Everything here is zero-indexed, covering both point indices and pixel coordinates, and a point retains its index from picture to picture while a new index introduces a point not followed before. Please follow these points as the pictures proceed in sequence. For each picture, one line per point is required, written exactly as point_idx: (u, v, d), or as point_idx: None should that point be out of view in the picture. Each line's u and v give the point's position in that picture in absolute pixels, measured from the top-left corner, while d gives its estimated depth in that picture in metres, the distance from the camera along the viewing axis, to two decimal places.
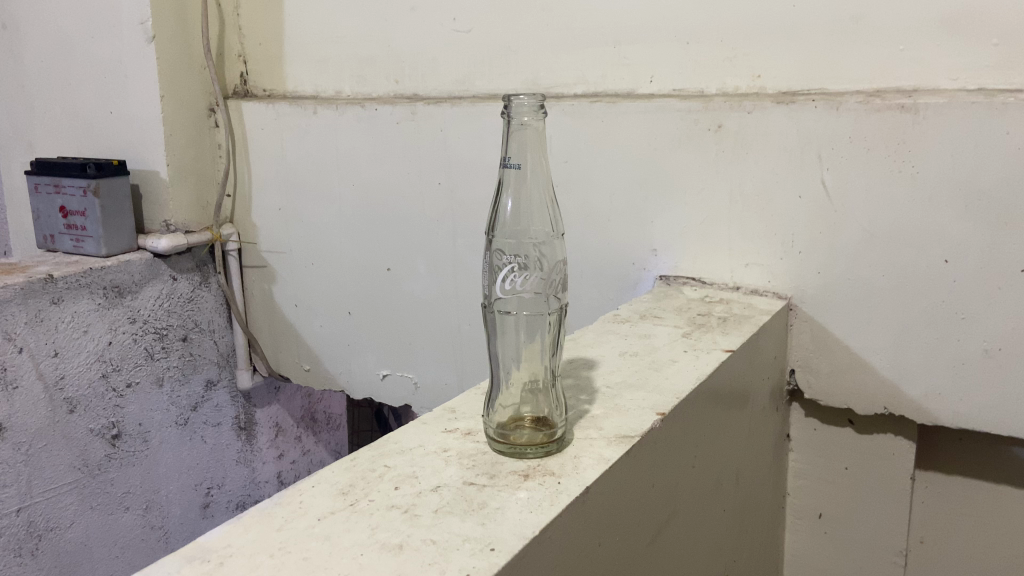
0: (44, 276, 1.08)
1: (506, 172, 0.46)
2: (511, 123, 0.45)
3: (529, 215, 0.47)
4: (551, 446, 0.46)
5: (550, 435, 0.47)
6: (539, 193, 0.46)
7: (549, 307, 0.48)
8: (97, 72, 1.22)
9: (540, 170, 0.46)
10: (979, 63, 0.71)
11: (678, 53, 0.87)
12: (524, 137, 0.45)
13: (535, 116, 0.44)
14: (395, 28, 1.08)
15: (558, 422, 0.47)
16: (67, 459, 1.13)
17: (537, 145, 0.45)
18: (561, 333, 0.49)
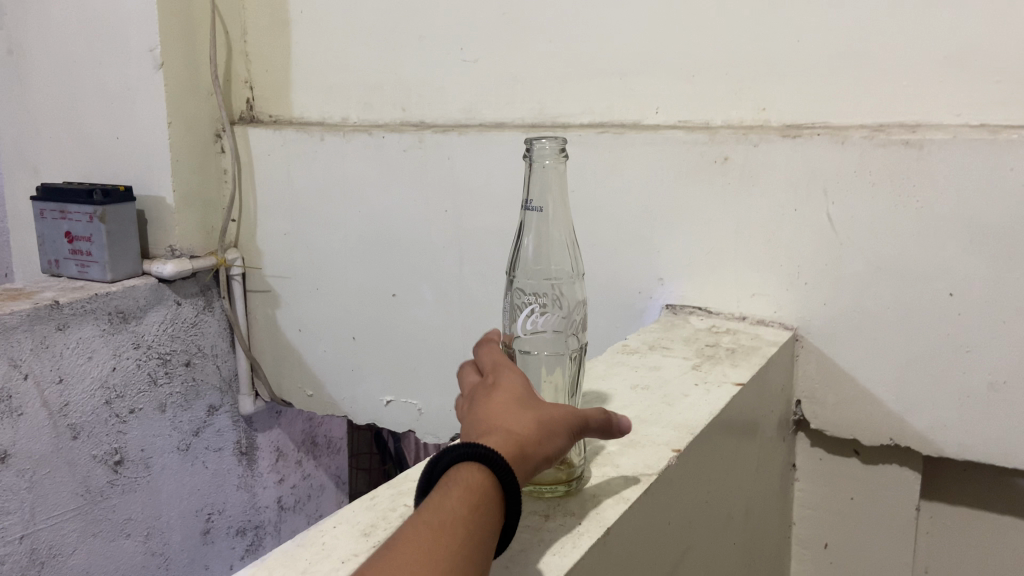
0: (50, 302, 1.08)
1: (528, 214, 0.47)
2: (532, 168, 0.46)
3: (549, 256, 0.48)
4: (571, 485, 0.48)
5: (571, 474, 0.48)
6: (560, 234, 0.47)
7: (568, 346, 0.48)
8: (104, 97, 1.23)
9: (561, 213, 0.47)
10: (982, 99, 0.72)
11: (684, 85, 0.89)
12: (545, 181, 0.46)
13: (556, 160, 0.45)
14: (402, 57, 1.09)
15: (577, 461, 0.48)
16: (70, 486, 1.13)
17: (558, 190, 0.46)
18: (582, 372, 0.49)
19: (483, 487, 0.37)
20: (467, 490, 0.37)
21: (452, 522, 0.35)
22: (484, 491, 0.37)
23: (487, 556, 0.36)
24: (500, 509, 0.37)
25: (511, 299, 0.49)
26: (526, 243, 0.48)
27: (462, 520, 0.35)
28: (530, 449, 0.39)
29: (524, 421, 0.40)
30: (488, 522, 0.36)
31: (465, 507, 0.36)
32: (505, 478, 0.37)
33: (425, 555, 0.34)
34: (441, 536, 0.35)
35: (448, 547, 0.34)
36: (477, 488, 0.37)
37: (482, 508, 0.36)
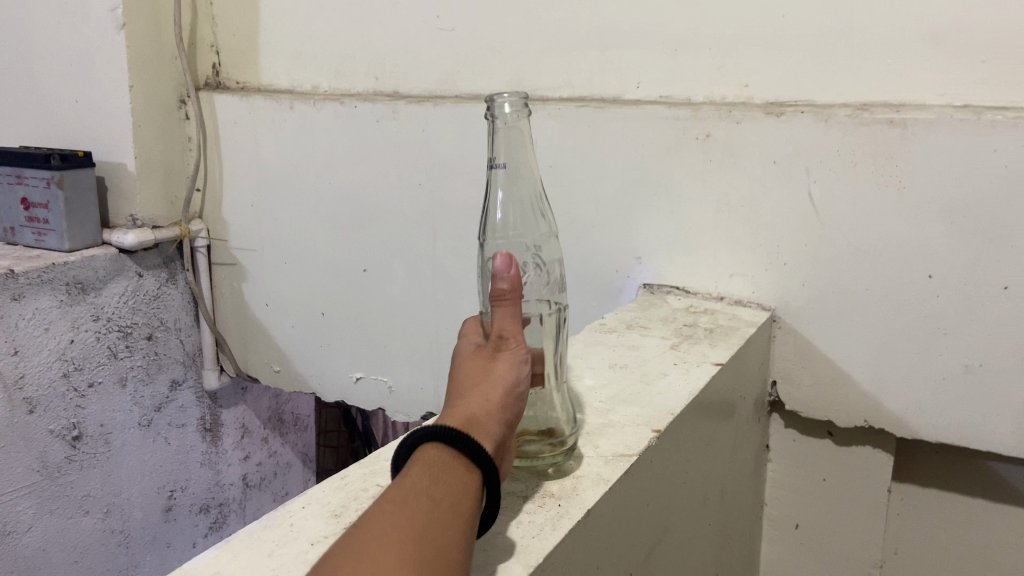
0: (5, 270, 1.03)
1: (494, 173, 0.46)
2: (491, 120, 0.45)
3: (522, 217, 0.46)
4: (560, 457, 0.46)
5: (561, 447, 0.46)
6: (529, 193, 0.46)
7: (552, 309, 0.48)
8: (62, 59, 1.18)
9: (525, 169, 0.46)
10: (967, 79, 0.71)
11: (665, 59, 0.87)
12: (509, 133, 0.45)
13: (519, 114, 0.44)
14: (376, 23, 1.06)
15: (566, 433, 0.47)
16: (26, 461, 1.09)
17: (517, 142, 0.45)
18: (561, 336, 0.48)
19: (440, 460, 0.36)
20: (423, 467, 0.36)
21: (416, 494, 0.34)
22: (444, 461, 0.36)
23: (466, 518, 0.35)
24: (469, 471, 0.36)
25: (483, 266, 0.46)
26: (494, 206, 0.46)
27: (428, 492, 0.35)
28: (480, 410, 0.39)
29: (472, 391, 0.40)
30: (455, 487, 0.35)
31: (427, 479, 0.35)
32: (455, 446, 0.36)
33: (395, 525, 0.33)
34: (409, 510, 0.34)
35: (416, 516, 0.33)
36: (434, 462, 0.36)
37: (445, 477, 0.35)
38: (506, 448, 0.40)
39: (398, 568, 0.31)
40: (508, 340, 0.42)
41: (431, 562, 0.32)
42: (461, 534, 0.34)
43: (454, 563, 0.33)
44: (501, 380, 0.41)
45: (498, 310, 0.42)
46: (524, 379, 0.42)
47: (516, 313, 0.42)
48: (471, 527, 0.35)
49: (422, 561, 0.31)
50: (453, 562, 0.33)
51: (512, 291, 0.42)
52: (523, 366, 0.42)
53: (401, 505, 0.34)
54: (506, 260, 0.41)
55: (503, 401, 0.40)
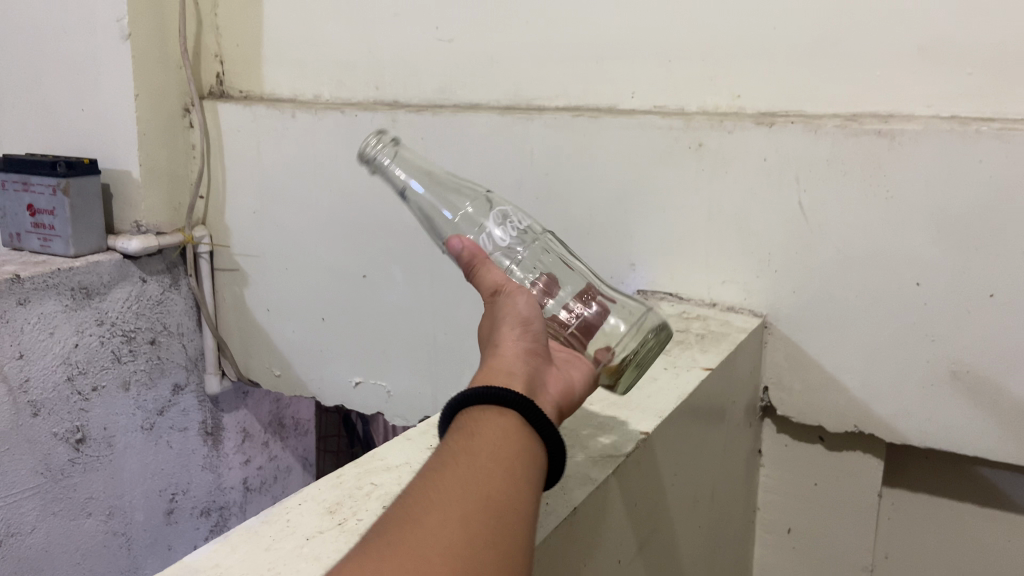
0: (11, 275, 1.05)
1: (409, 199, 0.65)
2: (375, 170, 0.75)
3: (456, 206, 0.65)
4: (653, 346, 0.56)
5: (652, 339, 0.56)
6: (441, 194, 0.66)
7: (535, 233, 0.63)
8: (70, 68, 1.20)
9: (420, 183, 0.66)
10: (953, 91, 0.73)
11: (659, 70, 0.88)
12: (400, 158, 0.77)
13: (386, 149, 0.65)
14: (377, 34, 1.08)
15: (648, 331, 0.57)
16: (30, 463, 1.10)
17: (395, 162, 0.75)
18: (563, 249, 0.64)
19: (469, 416, 0.38)
20: (458, 431, 0.37)
21: (455, 456, 0.35)
22: (476, 416, 0.38)
23: (515, 464, 0.35)
24: (505, 415, 0.38)
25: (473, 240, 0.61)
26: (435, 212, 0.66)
27: (468, 451, 0.36)
28: (496, 361, 0.41)
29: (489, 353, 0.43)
30: (496, 440, 0.36)
31: (465, 439, 0.36)
32: (471, 396, 0.38)
33: (440, 488, 0.34)
34: (451, 472, 0.34)
35: (459, 476, 0.34)
36: (467, 423, 0.38)
37: (482, 429, 0.37)
38: (542, 375, 0.43)
39: (446, 525, 0.32)
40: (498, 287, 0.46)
41: (479, 517, 0.33)
42: (510, 482, 0.35)
43: (505, 513, 0.33)
44: (506, 324, 0.44)
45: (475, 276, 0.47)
46: (527, 310, 0.45)
47: (490, 268, 0.48)
48: (520, 471, 0.35)
49: (468, 517, 0.32)
50: (503, 513, 0.33)
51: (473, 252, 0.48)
52: (523, 300, 0.45)
53: (443, 468, 0.35)
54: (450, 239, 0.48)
55: (515, 339, 0.43)
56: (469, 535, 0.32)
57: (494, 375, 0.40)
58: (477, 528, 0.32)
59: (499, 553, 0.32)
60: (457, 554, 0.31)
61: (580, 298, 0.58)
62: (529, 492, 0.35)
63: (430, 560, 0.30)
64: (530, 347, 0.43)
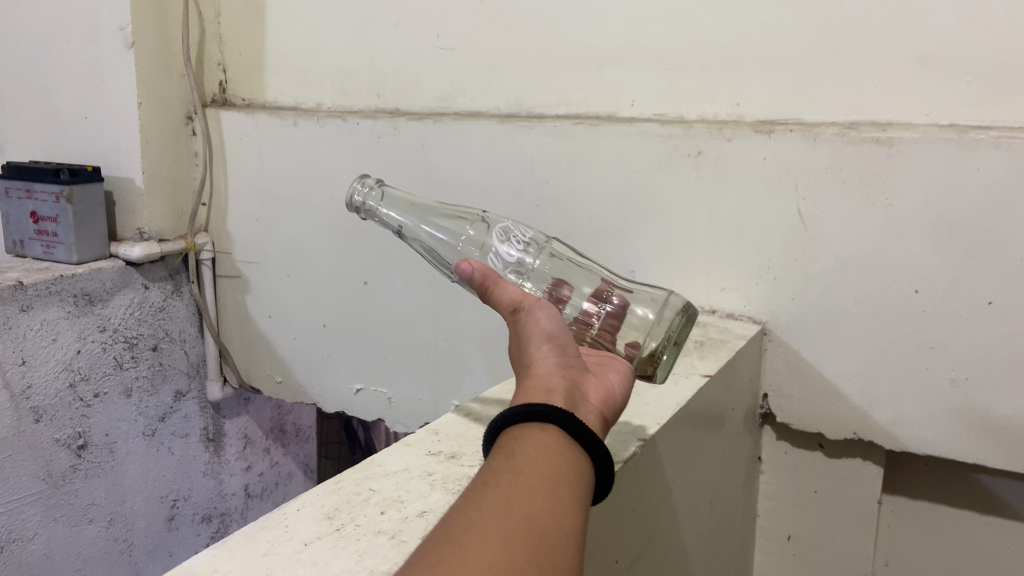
0: (14, 282, 1.05)
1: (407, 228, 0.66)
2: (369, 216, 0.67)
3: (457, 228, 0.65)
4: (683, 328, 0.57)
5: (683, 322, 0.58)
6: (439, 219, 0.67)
7: (542, 241, 0.64)
8: (74, 75, 1.21)
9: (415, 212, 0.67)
10: (951, 100, 0.73)
11: (659, 78, 0.89)
12: (390, 199, 0.68)
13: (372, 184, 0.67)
14: (379, 42, 1.08)
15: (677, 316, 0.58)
16: (32, 469, 1.11)
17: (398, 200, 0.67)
18: (573, 252, 0.65)
19: (509, 437, 0.39)
20: (500, 451, 0.38)
21: (498, 475, 0.36)
22: (518, 436, 0.39)
23: (557, 483, 0.36)
24: (544, 432, 0.38)
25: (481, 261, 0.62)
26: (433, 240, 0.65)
27: (511, 472, 0.36)
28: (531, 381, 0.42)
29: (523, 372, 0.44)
30: (537, 459, 0.37)
31: (507, 459, 0.37)
32: (510, 420, 0.40)
33: (483, 508, 0.34)
34: (494, 492, 0.35)
35: (502, 496, 0.35)
36: (508, 442, 0.39)
37: (524, 448, 0.38)
38: (580, 387, 0.43)
39: (487, 540, 0.33)
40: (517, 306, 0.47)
41: (522, 537, 0.33)
42: (553, 501, 0.35)
43: (547, 532, 0.34)
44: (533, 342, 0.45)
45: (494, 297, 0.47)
46: (551, 325, 0.45)
47: (504, 285, 0.48)
48: (565, 488, 0.36)
49: (511, 537, 0.33)
50: (546, 532, 0.34)
51: (487, 277, 0.48)
52: (545, 315, 0.46)
53: (486, 488, 0.36)
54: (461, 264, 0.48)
55: (547, 357, 0.44)
56: (511, 556, 0.32)
57: (530, 394, 0.41)
58: (519, 549, 0.33)
59: (540, 574, 0.32)
60: (498, 573, 0.31)
61: (596, 296, 0.59)
62: (574, 507, 0.36)
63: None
64: (562, 362, 0.44)
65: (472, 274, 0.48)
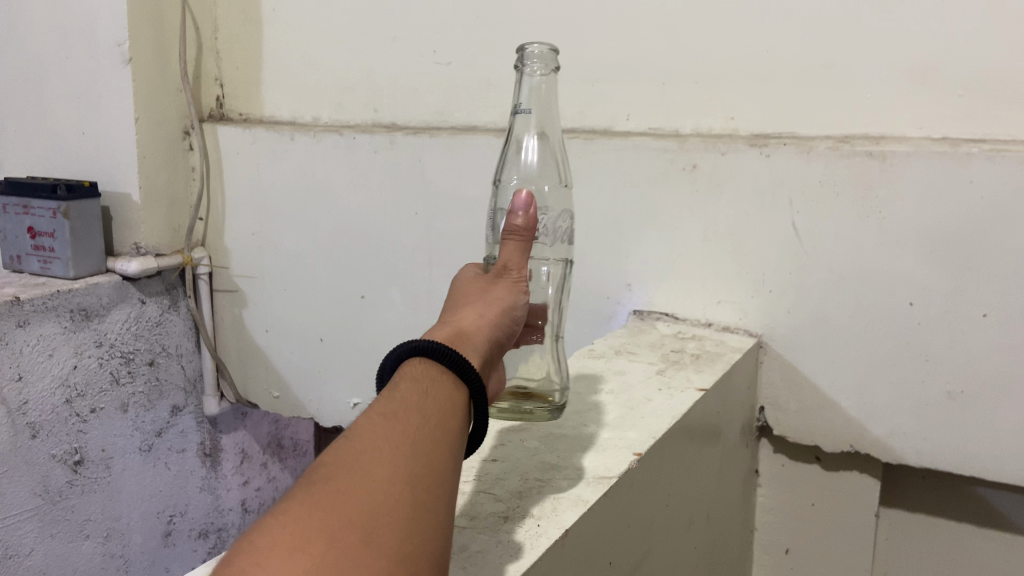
0: (10, 297, 1.05)
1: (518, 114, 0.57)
2: (520, 66, 0.55)
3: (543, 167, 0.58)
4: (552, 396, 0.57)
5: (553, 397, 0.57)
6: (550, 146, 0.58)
7: (563, 258, 0.58)
8: (71, 91, 1.21)
9: (548, 116, 0.57)
10: (944, 113, 0.74)
11: (655, 93, 0.89)
12: (545, 83, 0.56)
13: (543, 61, 0.55)
14: (375, 58, 1.09)
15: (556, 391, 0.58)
16: (28, 486, 1.10)
17: (550, 96, 0.56)
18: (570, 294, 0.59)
19: (426, 370, 0.39)
20: (412, 381, 0.39)
21: (406, 411, 0.37)
22: (433, 377, 0.39)
23: (454, 437, 0.37)
24: (457, 391, 0.39)
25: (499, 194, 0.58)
26: (522, 143, 0.57)
27: (418, 411, 0.37)
28: (471, 334, 0.43)
29: (468, 319, 0.44)
30: (444, 409, 0.38)
31: (417, 396, 0.38)
32: (438, 353, 0.40)
33: (388, 444, 0.35)
34: (399, 430, 0.36)
35: (407, 436, 0.35)
36: (423, 378, 0.39)
37: (434, 394, 0.38)
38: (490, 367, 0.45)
39: (393, 485, 0.33)
40: (512, 269, 0.49)
41: (423, 483, 0.34)
42: (449, 456, 0.36)
43: (444, 481, 0.35)
44: (495, 304, 0.46)
45: (509, 244, 0.49)
46: (517, 305, 0.47)
47: (520, 245, 0.49)
48: (457, 448, 0.37)
49: (413, 480, 0.34)
50: (443, 482, 0.35)
51: (525, 227, 0.49)
52: (519, 295, 0.48)
53: (393, 421, 0.36)
54: (527, 199, 0.49)
55: (491, 320, 0.45)
56: (413, 497, 0.33)
57: (463, 344, 0.42)
58: (420, 492, 0.33)
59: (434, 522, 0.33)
60: (399, 513, 0.32)
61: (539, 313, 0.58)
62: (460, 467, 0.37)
63: (375, 518, 0.31)
64: (500, 337, 0.45)
65: (521, 215, 0.49)
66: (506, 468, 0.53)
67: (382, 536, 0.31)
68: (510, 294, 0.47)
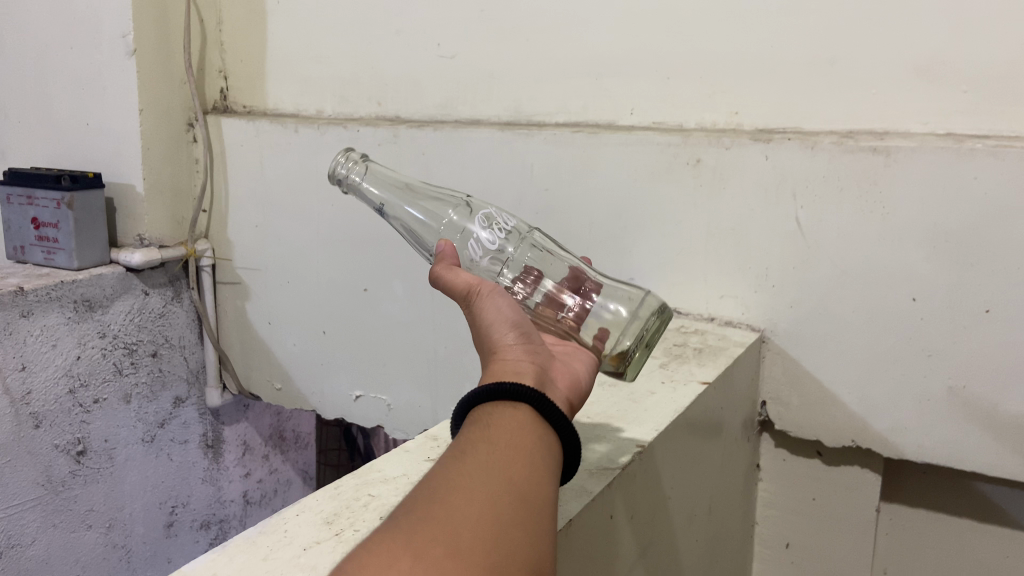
0: (15, 288, 1.06)
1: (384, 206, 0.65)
2: (350, 189, 0.66)
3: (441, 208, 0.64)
4: (643, 318, 0.56)
5: (644, 316, 0.56)
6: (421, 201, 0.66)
7: (526, 234, 0.63)
8: (75, 83, 1.21)
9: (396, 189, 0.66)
10: (950, 108, 0.74)
11: (658, 87, 0.89)
12: (374, 174, 0.66)
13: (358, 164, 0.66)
14: (380, 51, 1.09)
15: (640, 312, 0.56)
16: (31, 475, 1.11)
17: (381, 177, 0.66)
18: (553, 245, 0.63)
19: (484, 413, 0.39)
20: (475, 424, 0.39)
21: (478, 440, 0.37)
22: (489, 413, 0.39)
23: (536, 454, 0.37)
24: (519, 407, 0.39)
25: (459, 246, 0.60)
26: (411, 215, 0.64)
27: (491, 438, 0.37)
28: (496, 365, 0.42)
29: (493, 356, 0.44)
30: (515, 430, 0.38)
31: (484, 428, 0.38)
32: (484, 391, 0.40)
33: (466, 471, 0.35)
34: (474, 457, 0.36)
35: (481, 460, 0.36)
36: (483, 416, 0.39)
37: (495, 422, 0.38)
38: (548, 369, 0.44)
39: (475, 505, 0.33)
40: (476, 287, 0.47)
41: (505, 500, 0.34)
42: (531, 472, 0.36)
43: (529, 496, 0.35)
44: (493, 326, 0.45)
45: (451, 280, 0.48)
46: (507, 309, 0.45)
47: (456, 273, 0.48)
48: (540, 460, 0.37)
49: (494, 500, 0.34)
50: (527, 498, 0.35)
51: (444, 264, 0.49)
52: (499, 300, 0.46)
53: (468, 450, 0.36)
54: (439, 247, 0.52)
55: (507, 340, 0.44)
56: (498, 514, 0.33)
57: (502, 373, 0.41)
58: (505, 509, 0.34)
59: (523, 535, 0.33)
60: (485, 531, 0.33)
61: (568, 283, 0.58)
62: (548, 479, 0.37)
63: (460, 534, 0.32)
64: (532, 347, 0.44)
65: (435, 269, 0.50)
66: None
67: (469, 552, 0.31)
68: (494, 300, 0.46)
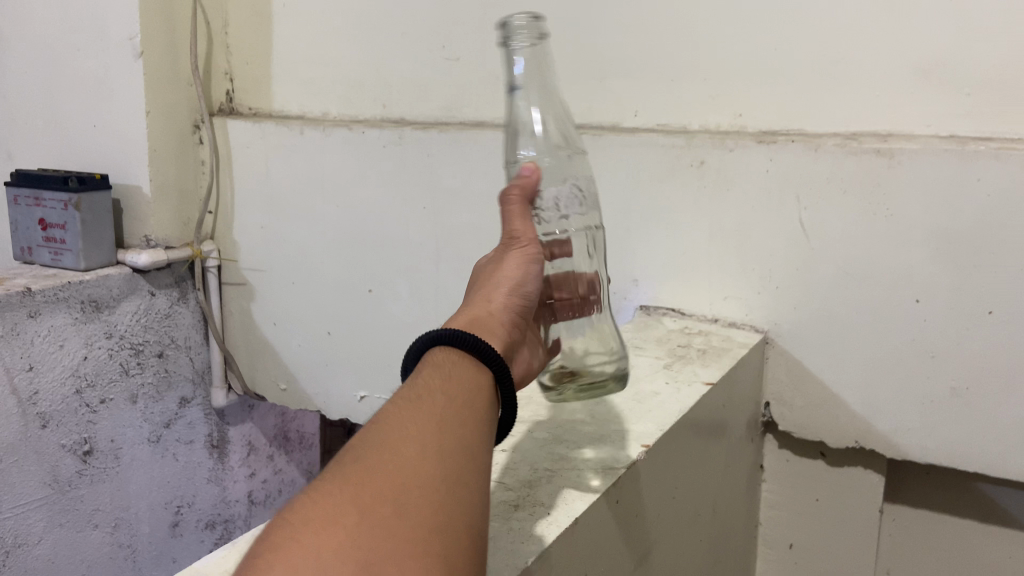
0: (22, 289, 1.06)
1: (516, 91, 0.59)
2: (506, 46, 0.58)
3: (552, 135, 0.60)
4: (611, 374, 0.59)
5: (613, 373, 0.59)
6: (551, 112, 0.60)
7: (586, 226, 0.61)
8: (82, 84, 1.22)
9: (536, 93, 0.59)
10: (952, 111, 0.74)
11: (663, 89, 0.90)
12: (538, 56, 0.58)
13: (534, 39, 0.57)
14: (385, 53, 1.10)
15: (611, 366, 0.59)
16: (38, 475, 1.11)
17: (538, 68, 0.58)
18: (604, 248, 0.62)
19: (449, 355, 0.44)
20: (436, 367, 0.44)
21: (431, 394, 0.41)
22: (455, 360, 0.44)
23: (482, 418, 0.42)
24: (481, 372, 0.44)
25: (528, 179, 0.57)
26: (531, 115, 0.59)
27: (445, 395, 0.41)
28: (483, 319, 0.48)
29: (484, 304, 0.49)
30: (469, 389, 0.43)
31: (442, 380, 0.42)
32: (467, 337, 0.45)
33: (415, 427, 0.39)
34: (425, 413, 0.40)
35: (431, 418, 0.40)
36: (445, 362, 0.44)
37: (457, 373, 0.43)
38: (513, 344, 0.49)
39: (421, 462, 0.37)
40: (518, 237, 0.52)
41: (450, 459, 0.38)
42: (473, 434, 0.40)
43: (471, 458, 0.39)
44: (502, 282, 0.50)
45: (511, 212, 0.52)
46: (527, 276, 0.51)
47: (522, 209, 0.52)
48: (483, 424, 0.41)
49: (439, 459, 0.38)
50: (469, 458, 0.39)
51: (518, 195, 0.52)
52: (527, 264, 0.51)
53: (419, 405, 0.40)
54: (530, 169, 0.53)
55: (502, 302, 0.50)
56: (441, 473, 0.37)
57: (478, 329, 0.47)
58: (449, 468, 0.38)
59: (464, 491, 0.37)
60: (429, 488, 0.36)
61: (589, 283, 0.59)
62: (487, 442, 0.41)
63: (407, 492, 0.35)
64: (513, 316, 0.50)
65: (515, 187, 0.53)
66: (514, 459, 0.53)
67: (413, 509, 0.35)
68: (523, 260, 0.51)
